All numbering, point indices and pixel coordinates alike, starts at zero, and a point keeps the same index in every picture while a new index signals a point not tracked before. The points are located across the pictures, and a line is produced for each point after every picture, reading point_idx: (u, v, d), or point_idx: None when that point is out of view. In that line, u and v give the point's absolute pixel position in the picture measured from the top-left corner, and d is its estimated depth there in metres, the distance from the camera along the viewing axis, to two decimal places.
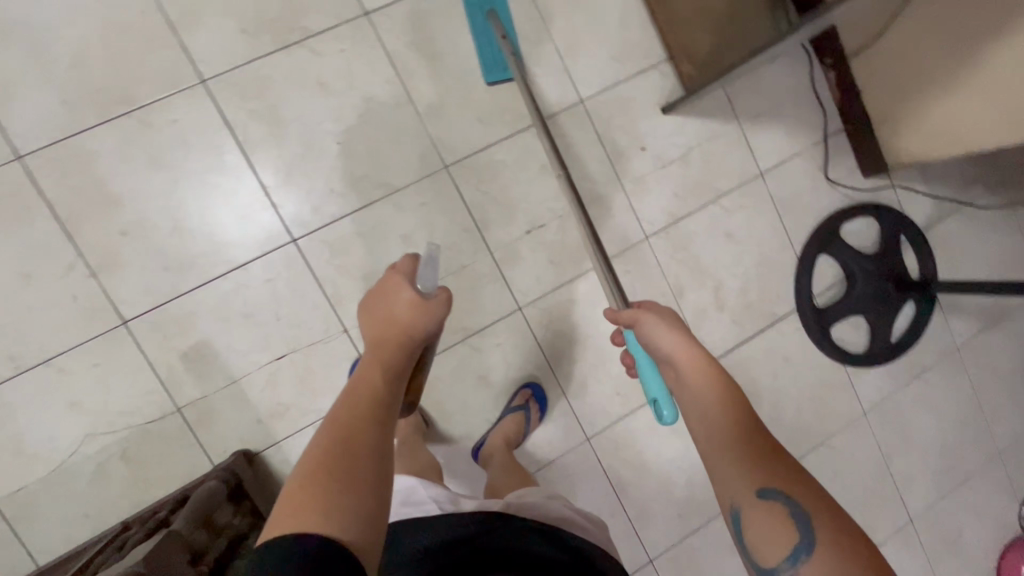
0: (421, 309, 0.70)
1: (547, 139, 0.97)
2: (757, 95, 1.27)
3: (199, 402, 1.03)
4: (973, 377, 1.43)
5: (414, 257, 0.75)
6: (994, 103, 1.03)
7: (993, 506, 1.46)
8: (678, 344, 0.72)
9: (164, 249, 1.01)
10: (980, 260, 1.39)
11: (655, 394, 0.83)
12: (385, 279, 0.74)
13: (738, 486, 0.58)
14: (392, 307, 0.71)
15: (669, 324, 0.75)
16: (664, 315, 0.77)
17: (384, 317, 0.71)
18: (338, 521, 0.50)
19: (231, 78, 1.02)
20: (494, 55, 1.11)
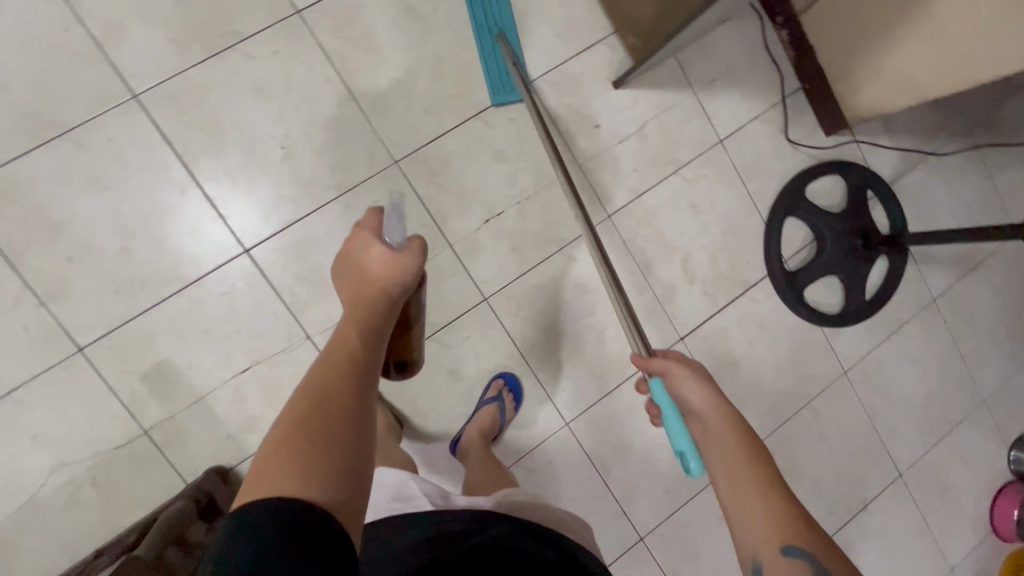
0: (392, 264, 0.63)
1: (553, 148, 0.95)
2: (708, 61, 1.25)
3: (166, 422, 1.02)
4: (952, 325, 1.42)
5: (379, 210, 0.67)
6: (944, 38, 1.00)
7: (981, 452, 1.46)
8: (711, 402, 0.72)
9: (114, 271, 1.00)
10: (949, 208, 1.38)
11: (681, 445, 0.75)
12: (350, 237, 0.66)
13: (762, 546, 0.62)
14: (362, 266, 0.64)
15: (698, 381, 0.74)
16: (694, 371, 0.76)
17: (355, 276, 0.64)
18: (313, 488, 0.46)
19: (166, 91, 1.01)
20: (502, 78, 1.12)
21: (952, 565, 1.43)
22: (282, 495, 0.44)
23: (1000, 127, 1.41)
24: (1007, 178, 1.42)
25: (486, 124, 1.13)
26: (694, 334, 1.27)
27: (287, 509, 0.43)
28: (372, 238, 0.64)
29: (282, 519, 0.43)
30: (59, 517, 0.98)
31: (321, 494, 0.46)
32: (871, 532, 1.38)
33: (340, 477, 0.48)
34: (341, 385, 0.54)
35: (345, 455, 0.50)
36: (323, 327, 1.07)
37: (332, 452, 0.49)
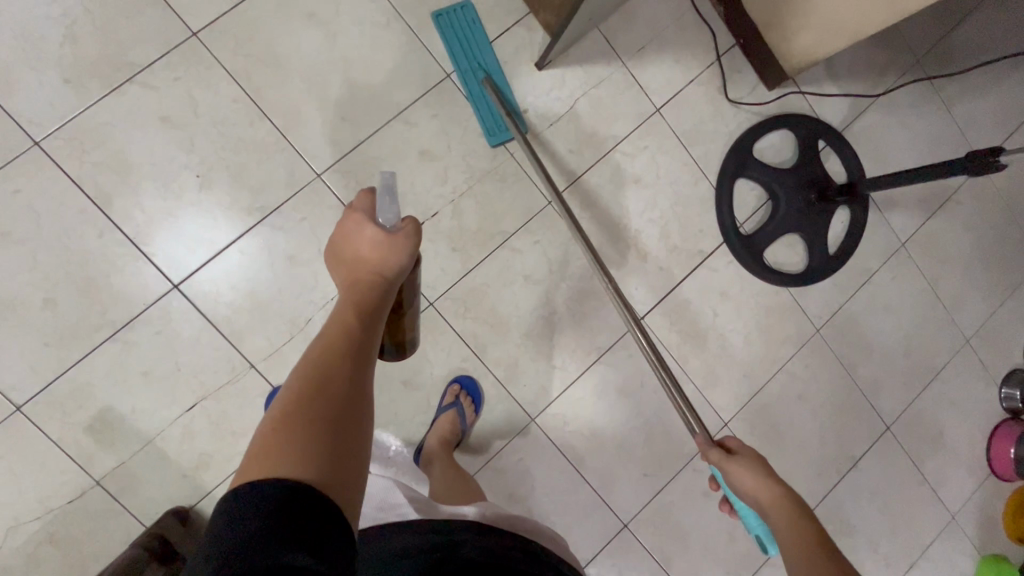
0: (385, 246, 0.61)
1: (538, 164, 1.01)
2: (634, 28, 1.20)
3: (118, 470, 1.00)
4: (926, 269, 1.38)
5: (370, 193, 0.64)
6: None
7: (971, 393, 1.42)
8: (772, 507, 0.72)
9: (41, 324, 0.98)
10: (907, 148, 1.33)
11: (757, 530, 0.79)
12: (344, 219, 0.64)
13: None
14: (355, 248, 0.62)
15: (749, 473, 0.75)
16: (746, 472, 0.76)
17: (350, 259, 0.62)
18: (308, 467, 0.44)
19: (69, 133, 0.98)
20: (496, 120, 1.11)
21: (954, 511, 1.40)
22: (274, 473, 0.42)
23: (953, 56, 1.35)
24: (966, 108, 1.36)
25: (408, 124, 1.10)
26: (655, 311, 1.23)
27: (278, 490, 0.41)
28: (366, 220, 0.62)
29: (277, 497, 0.41)
30: None
31: (318, 474, 0.44)
32: (866, 489, 1.34)
33: (336, 455, 0.46)
34: (339, 364, 0.52)
35: (341, 436, 0.48)
36: (266, 354, 1.05)
37: (329, 433, 0.47)
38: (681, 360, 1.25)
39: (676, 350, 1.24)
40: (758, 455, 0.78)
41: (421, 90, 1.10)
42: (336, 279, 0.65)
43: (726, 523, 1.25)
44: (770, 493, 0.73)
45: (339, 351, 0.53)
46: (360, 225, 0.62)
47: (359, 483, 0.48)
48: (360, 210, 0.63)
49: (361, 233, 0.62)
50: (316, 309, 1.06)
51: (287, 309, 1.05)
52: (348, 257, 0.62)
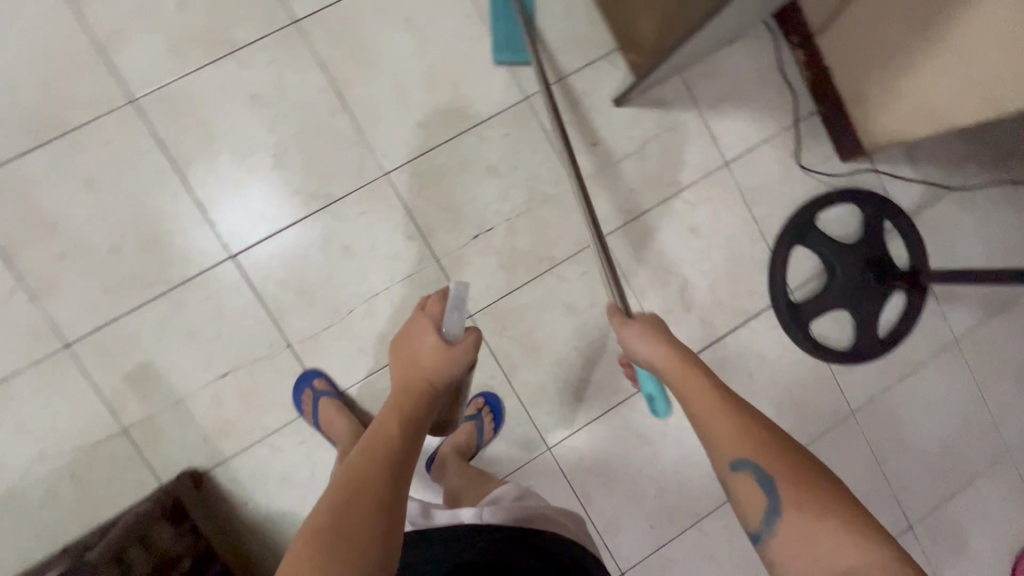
0: (443, 351, 0.68)
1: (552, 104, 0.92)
2: (716, 81, 1.20)
3: (144, 422, 1.03)
4: (977, 371, 1.33)
5: (441, 300, 0.73)
6: (964, 81, 0.94)
7: (1004, 508, 1.35)
8: (675, 373, 0.69)
9: (104, 270, 1.02)
10: (976, 244, 1.29)
11: (650, 390, 0.81)
12: (409, 321, 0.73)
13: (724, 443, 0.61)
14: (416, 351, 0.69)
15: (646, 337, 0.74)
16: (649, 342, 0.73)
17: (408, 359, 0.69)
18: None
19: (163, 96, 1.03)
20: (508, 36, 1.11)
21: None
22: None
23: None
24: None
25: (480, 138, 1.12)
26: None
27: None
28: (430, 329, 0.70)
29: None
30: (37, 508, 1.00)
31: None
32: None
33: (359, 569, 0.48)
34: (387, 463, 0.56)
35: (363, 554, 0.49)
36: (304, 336, 1.07)
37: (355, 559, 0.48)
38: None
39: None
40: (658, 322, 0.77)
41: (497, 108, 1.12)
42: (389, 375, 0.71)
43: None
44: (669, 356, 0.71)
45: (386, 452, 0.57)
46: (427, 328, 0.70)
47: None
48: (429, 317, 0.71)
49: (425, 334, 0.70)
50: (360, 301, 1.08)
51: (332, 296, 1.08)
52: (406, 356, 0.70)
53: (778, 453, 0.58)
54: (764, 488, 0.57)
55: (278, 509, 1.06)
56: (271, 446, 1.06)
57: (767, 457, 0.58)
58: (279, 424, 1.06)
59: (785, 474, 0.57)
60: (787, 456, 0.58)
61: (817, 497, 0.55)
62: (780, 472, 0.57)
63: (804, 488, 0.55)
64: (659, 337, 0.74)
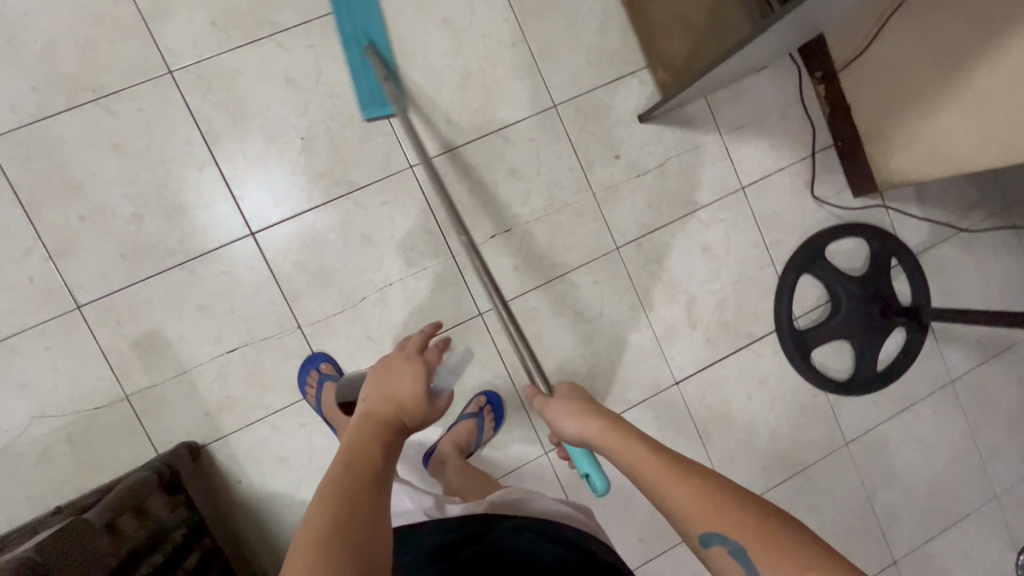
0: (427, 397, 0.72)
1: (433, 177, 0.81)
2: (739, 107, 1.23)
3: (148, 390, 1.03)
4: (969, 412, 1.35)
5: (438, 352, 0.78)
6: (983, 124, 0.97)
7: (988, 552, 1.36)
8: (612, 446, 0.65)
9: (123, 236, 1.03)
10: (977, 288, 1.32)
11: (586, 469, 0.81)
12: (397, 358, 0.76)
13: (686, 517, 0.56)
14: (402, 388, 0.72)
15: (573, 413, 0.70)
16: (580, 419, 0.69)
17: (390, 393, 0.71)
18: None
19: (200, 70, 1.04)
20: (372, 91, 1.08)
21: None
22: None
23: None
24: None
25: (505, 141, 1.14)
26: (690, 380, 1.22)
27: None
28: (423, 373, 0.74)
29: None
30: (30, 468, 1.00)
31: None
32: None
33: None
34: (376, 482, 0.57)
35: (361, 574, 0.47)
36: (314, 319, 1.08)
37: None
38: (704, 436, 1.23)
39: (701, 424, 1.23)
40: (577, 391, 0.74)
41: (525, 114, 1.15)
42: (360, 402, 0.72)
43: None
44: (603, 427, 0.67)
45: (374, 473, 0.58)
46: (418, 372, 0.74)
47: None
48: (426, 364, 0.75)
49: (413, 375, 0.73)
50: (373, 289, 1.10)
51: (346, 282, 1.09)
52: (388, 388, 0.72)
53: (743, 515, 0.54)
54: (739, 561, 0.52)
55: (272, 490, 1.07)
56: (271, 426, 1.06)
57: (734, 522, 0.54)
58: (282, 405, 1.06)
59: (757, 542, 0.52)
60: (751, 519, 0.53)
61: (795, 555, 0.50)
62: (753, 541, 0.52)
63: (778, 551, 0.50)
64: (585, 410, 0.70)
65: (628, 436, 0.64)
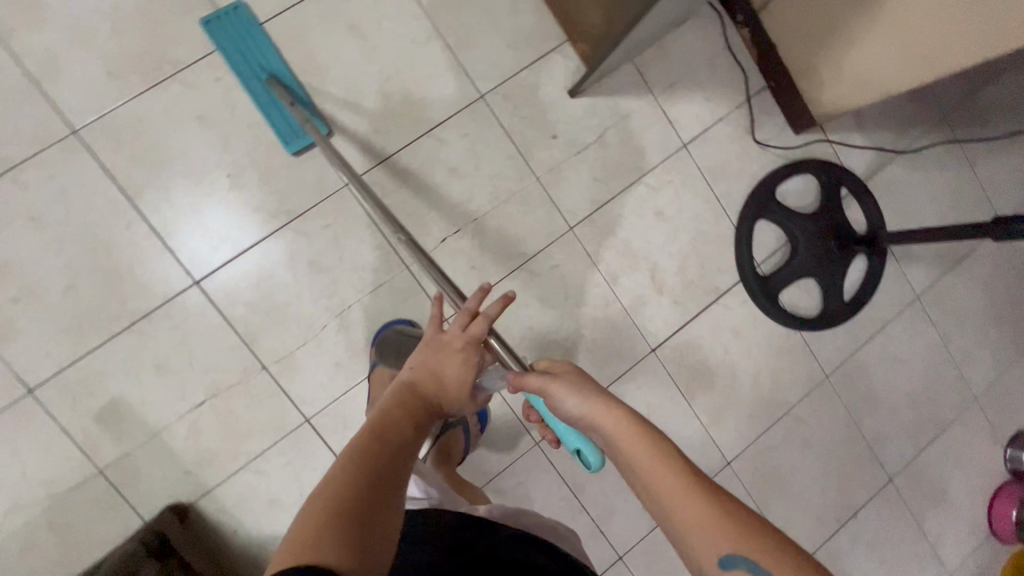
0: (467, 388, 0.77)
1: (367, 195, 0.83)
2: (668, 64, 1.21)
3: (121, 460, 1.00)
4: (939, 324, 1.38)
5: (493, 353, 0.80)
6: (896, 45, 0.98)
7: (975, 452, 1.42)
8: (623, 439, 0.61)
9: (60, 309, 0.98)
10: (928, 203, 1.33)
11: (576, 444, 0.69)
12: (446, 335, 0.76)
13: (701, 531, 0.53)
14: (448, 371, 0.76)
15: (583, 397, 0.65)
16: (591, 406, 0.64)
17: (435, 372, 0.76)
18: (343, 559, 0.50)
19: (106, 124, 0.99)
20: (289, 122, 1.03)
21: (951, 569, 1.39)
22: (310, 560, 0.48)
23: (979, 117, 1.37)
24: (989, 168, 1.38)
25: (439, 141, 1.12)
26: (666, 345, 1.23)
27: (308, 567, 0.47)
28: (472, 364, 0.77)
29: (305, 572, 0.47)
30: (15, 562, 0.97)
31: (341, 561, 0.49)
32: (863, 540, 1.33)
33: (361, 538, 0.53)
34: (397, 472, 0.62)
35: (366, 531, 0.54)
36: (278, 356, 1.05)
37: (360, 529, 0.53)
38: (689, 396, 1.24)
39: (684, 385, 1.24)
40: (585, 373, 0.69)
41: (453, 110, 1.12)
42: (405, 367, 0.77)
43: None
44: (618, 419, 0.62)
45: (405, 446, 0.66)
46: (467, 363, 0.76)
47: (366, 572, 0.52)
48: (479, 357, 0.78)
49: (462, 364, 0.76)
50: (332, 315, 1.07)
51: (304, 314, 1.06)
52: (434, 367, 0.76)
53: (757, 533, 0.52)
54: None
55: (270, 534, 1.05)
56: (255, 471, 1.04)
57: (749, 540, 0.51)
58: (262, 448, 1.05)
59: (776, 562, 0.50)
60: (766, 538, 0.52)
61: None
62: (771, 560, 0.50)
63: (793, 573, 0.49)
64: (597, 397, 0.65)
65: (644, 433, 0.60)
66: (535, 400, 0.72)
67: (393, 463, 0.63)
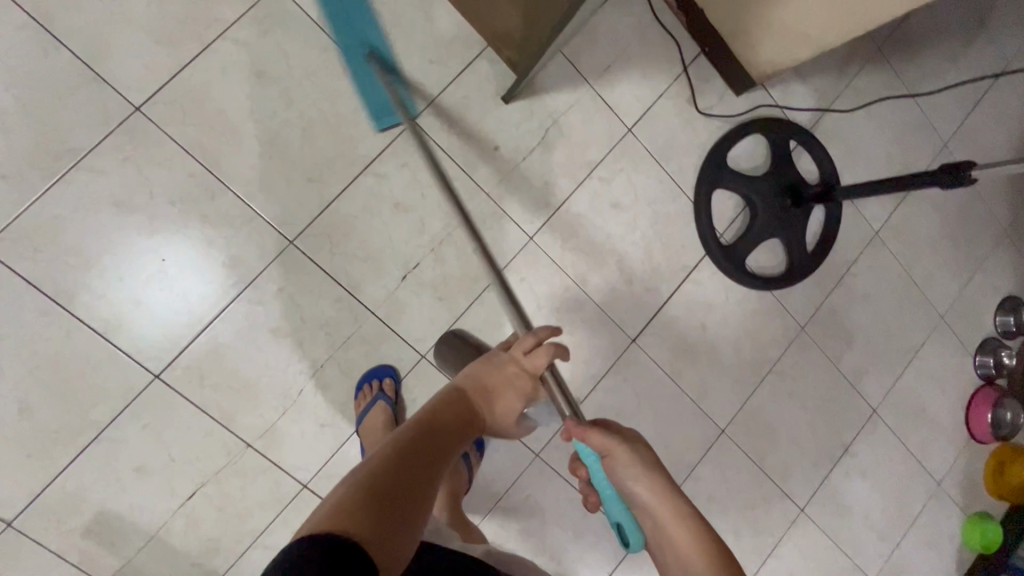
0: (511, 412, 0.77)
1: (456, 203, 0.86)
2: (598, 48, 1.16)
3: (125, 568, 0.98)
4: (900, 255, 1.42)
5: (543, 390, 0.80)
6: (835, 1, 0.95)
7: (948, 367, 1.48)
8: (682, 536, 0.63)
9: (17, 435, 0.93)
10: (873, 140, 1.35)
11: (618, 518, 0.68)
12: (505, 356, 0.79)
13: None
14: (499, 392, 0.77)
15: (655, 482, 0.66)
16: (659, 491, 0.66)
17: (487, 389, 0.77)
18: (365, 533, 0.49)
19: (16, 232, 0.92)
20: (381, 100, 1.04)
21: (939, 478, 1.49)
22: (334, 531, 0.47)
23: (911, 44, 1.37)
24: (926, 92, 1.39)
25: (378, 176, 1.06)
26: (646, 332, 1.23)
27: (329, 538, 0.46)
28: (525, 393, 0.78)
29: (326, 542, 0.46)
30: None
31: (366, 539, 0.48)
32: (857, 471, 1.40)
33: (387, 518, 0.52)
34: (436, 471, 0.62)
35: (392, 514, 0.53)
36: (260, 431, 1.02)
37: (387, 514, 0.52)
38: (675, 376, 1.26)
39: (669, 367, 1.25)
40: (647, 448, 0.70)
41: (387, 140, 1.06)
42: (458, 375, 0.78)
43: (728, 523, 1.30)
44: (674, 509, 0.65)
45: (443, 449, 0.65)
46: (520, 389, 0.77)
47: (391, 556, 0.50)
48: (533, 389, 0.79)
49: (515, 390, 0.77)
50: (306, 378, 1.04)
51: (277, 382, 1.03)
52: (487, 380, 0.77)
53: None
54: None
55: None
56: (264, 547, 1.03)
57: None
58: (265, 523, 1.03)
59: None
60: None
61: None
62: None
63: None
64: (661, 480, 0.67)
65: (699, 532, 0.64)
66: (586, 457, 0.70)
67: (427, 458, 0.62)
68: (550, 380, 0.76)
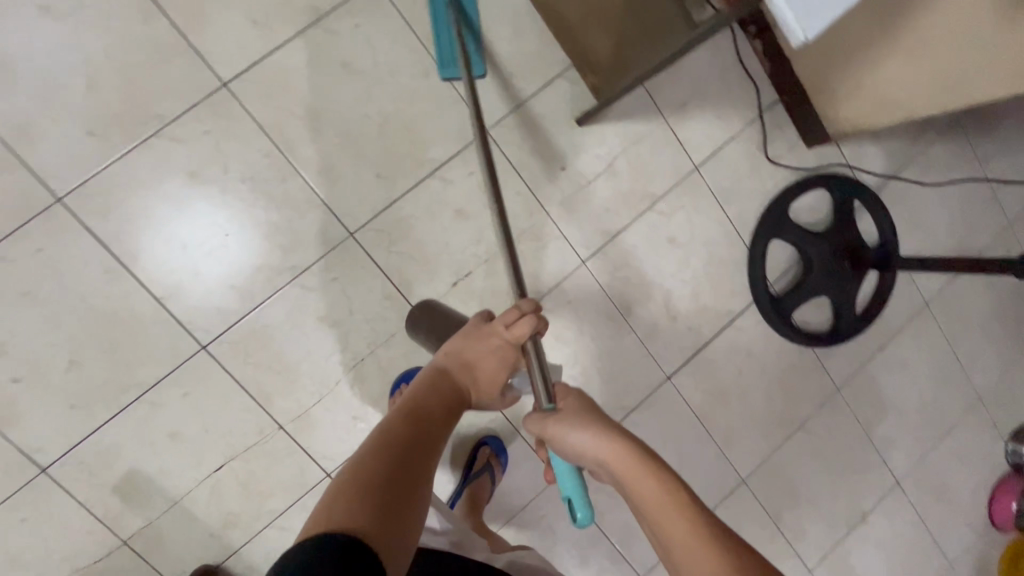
0: (499, 385, 0.75)
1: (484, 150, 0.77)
2: (679, 83, 1.16)
3: (146, 529, 1.00)
4: (947, 329, 1.39)
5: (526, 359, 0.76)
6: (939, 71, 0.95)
7: (978, 449, 1.46)
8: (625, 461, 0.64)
9: (63, 385, 0.95)
10: (937, 210, 1.32)
11: (568, 489, 0.71)
12: (489, 328, 0.75)
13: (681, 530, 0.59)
14: (483, 364, 0.74)
15: (586, 426, 0.67)
16: (590, 430, 0.67)
17: (470, 363, 0.75)
18: (364, 526, 0.52)
19: (93, 190, 0.94)
20: (450, 49, 1.03)
21: (952, 560, 1.46)
22: (335, 529, 0.51)
23: (988, 121, 1.35)
24: (998, 170, 1.36)
25: (444, 181, 1.07)
26: (682, 371, 1.22)
27: (332, 536, 0.50)
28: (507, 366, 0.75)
29: (331, 541, 0.49)
30: None
31: (365, 532, 0.52)
32: (871, 541, 1.38)
33: (383, 507, 0.55)
34: (432, 456, 0.63)
35: (387, 502, 0.55)
36: (294, 415, 1.04)
37: (384, 503, 0.55)
38: (704, 420, 1.25)
39: (700, 410, 1.24)
40: (585, 405, 0.72)
41: (457, 147, 1.07)
42: (440, 352, 0.77)
43: None
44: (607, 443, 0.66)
45: (433, 429, 0.66)
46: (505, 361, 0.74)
47: (394, 539, 0.54)
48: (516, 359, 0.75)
49: (498, 362, 0.74)
50: (345, 369, 1.05)
51: (317, 370, 1.04)
52: (469, 356, 0.75)
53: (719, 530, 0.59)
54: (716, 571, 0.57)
55: None
56: (280, 528, 1.05)
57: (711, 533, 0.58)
58: (285, 505, 1.04)
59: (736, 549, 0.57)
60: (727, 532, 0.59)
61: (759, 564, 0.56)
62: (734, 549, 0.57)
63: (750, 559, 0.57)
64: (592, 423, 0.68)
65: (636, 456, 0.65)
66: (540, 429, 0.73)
67: (416, 442, 0.63)
68: (531, 352, 0.71)
